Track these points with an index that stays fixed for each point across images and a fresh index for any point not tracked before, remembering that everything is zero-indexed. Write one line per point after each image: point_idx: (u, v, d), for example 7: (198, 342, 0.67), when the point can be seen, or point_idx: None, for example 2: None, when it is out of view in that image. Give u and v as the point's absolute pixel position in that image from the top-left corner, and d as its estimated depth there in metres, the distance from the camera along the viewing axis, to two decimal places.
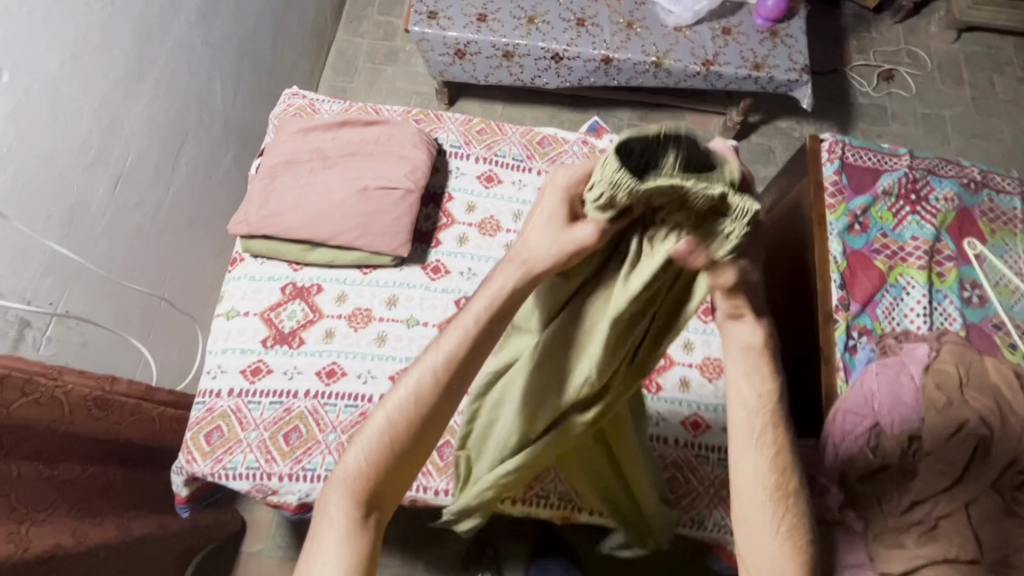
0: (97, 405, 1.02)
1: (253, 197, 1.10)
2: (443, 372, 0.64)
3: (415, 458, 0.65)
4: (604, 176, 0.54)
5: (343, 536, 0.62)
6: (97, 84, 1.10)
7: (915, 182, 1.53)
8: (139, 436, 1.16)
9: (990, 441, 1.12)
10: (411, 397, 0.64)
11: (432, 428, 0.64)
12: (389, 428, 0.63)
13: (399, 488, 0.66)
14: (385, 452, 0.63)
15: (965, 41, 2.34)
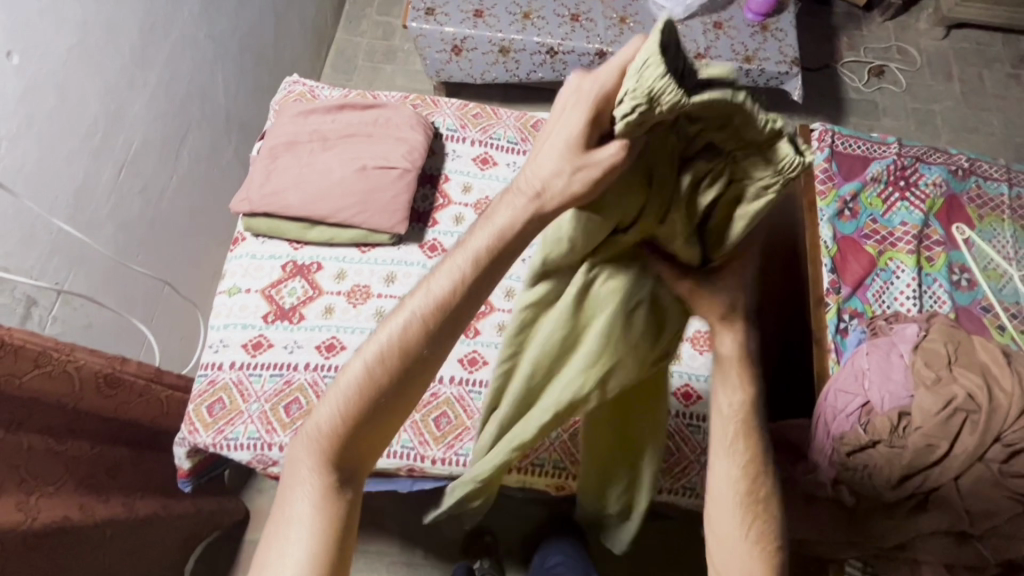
0: (108, 382, 1.01)
1: (254, 176, 1.14)
2: (426, 322, 0.61)
3: (388, 417, 0.65)
4: (645, 81, 0.49)
5: (312, 495, 0.65)
6: (103, 72, 1.13)
7: (904, 169, 1.56)
8: (146, 417, 1.14)
9: (977, 415, 1.14)
10: (390, 351, 0.61)
11: (409, 385, 0.63)
12: (361, 385, 0.62)
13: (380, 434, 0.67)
14: (356, 412, 0.63)
15: (953, 37, 2.38)
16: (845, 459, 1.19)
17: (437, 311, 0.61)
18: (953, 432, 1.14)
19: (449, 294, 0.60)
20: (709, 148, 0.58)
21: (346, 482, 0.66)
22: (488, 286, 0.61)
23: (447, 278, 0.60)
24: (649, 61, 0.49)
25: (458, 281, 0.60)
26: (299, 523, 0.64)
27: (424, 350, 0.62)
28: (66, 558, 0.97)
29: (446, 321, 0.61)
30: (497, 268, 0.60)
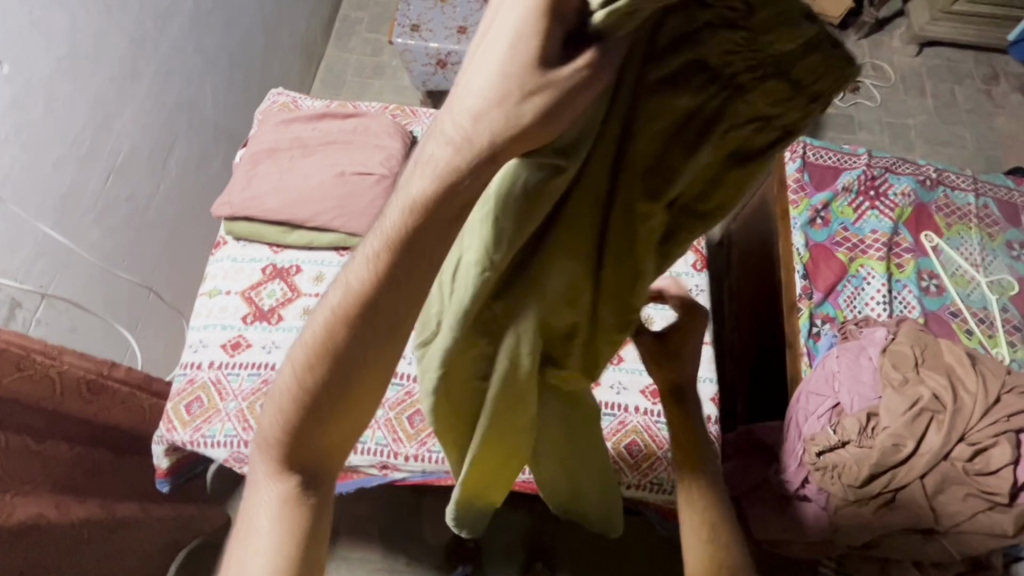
0: (90, 387, 1.02)
1: (235, 181, 1.18)
2: (352, 312, 0.45)
3: (341, 421, 0.51)
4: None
5: (271, 502, 0.54)
6: (92, 82, 1.17)
7: (874, 179, 1.60)
8: (129, 423, 1.14)
9: (943, 414, 1.18)
10: (318, 345, 0.47)
11: (351, 386, 0.48)
12: (294, 385, 0.49)
13: (334, 449, 0.54)
14: (295, 416, 0.50)
15: (926, 55, 2.45)
16: (815, 459, 1.20)
17: (358, 301, 0.44)
18: (920, 431, 1.16)
19: (379, 273, 0.43)
20: (694, 64, 0.42)
21: (308, 487, 0.55)
22: (431, 264, 0.43)
23: (375, 251, 0.43)
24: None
25: (372, 271, 0.43)
26: (261, 531, 0.55)
27: (354, 345, 0.46)
28: (41, 557, 0.98)
29: (379, 312, 0.45)
30: (434, 240, 0.41)
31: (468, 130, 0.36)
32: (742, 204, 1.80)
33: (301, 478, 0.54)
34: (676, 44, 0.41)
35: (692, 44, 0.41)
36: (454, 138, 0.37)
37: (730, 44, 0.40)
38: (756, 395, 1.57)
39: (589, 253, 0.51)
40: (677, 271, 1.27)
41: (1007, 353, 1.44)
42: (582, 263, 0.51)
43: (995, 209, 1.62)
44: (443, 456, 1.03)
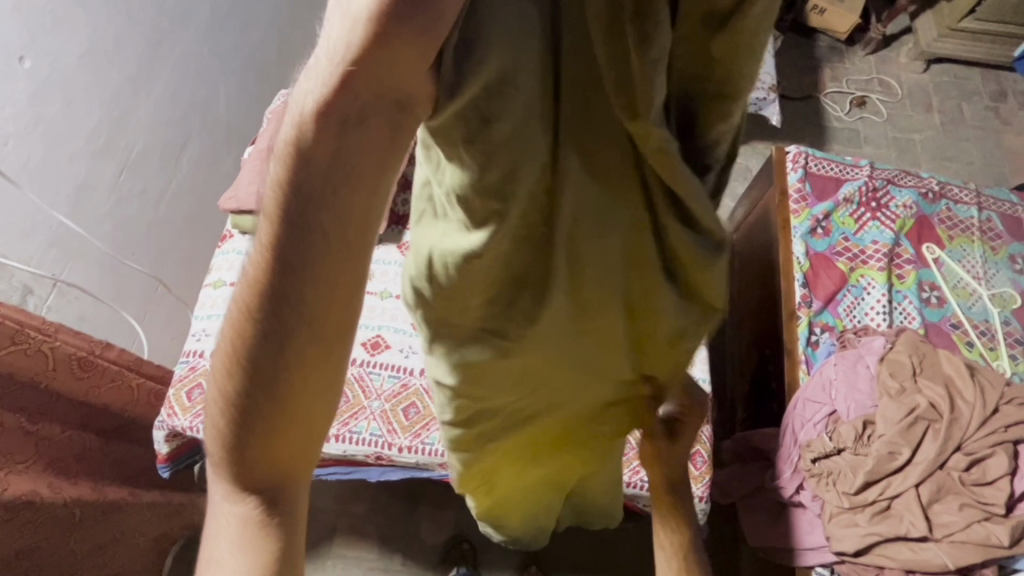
0: (81, 365, 1.05)
1: (243, 176, 1.21)
2: (259, 298, 0.37)
3: (283, 429, 0.43)
4: None
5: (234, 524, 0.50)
6: (110, 79, 1.20)
7: (875, 190, 1.61)
8: (117, 404, 1.17)
9: (939, 423, 1.18)
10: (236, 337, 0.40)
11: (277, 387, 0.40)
12: (220, 386, 0.42)
13: (282, 457, 0.46)
14: (226, 425, 0.43)
15: (933, 71, 2.47)
16: (810, 466, 1.22)
17: (256, 291, 0.37)
18: (915, 438, 1.17)
19: (271, 255, 0.35)
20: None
21: (270, 509, 0.49)
22: (327, 226, 0.33)
23: (264, 226, 0.35)
24: None
25: (265, 246, 0.35)
26: (226, 559, 0.51)
27: (261, 333, 0.38)
28: (36, 536, 1.00)
29: (288, 302, 0.36)
30: (325, 200, 0.32)
31: (344, 40, 0.27)
32: (745, 213, 1.81)
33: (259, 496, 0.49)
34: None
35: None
36: (319, 61, 0.29)
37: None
38: (756, 403, 1.56)
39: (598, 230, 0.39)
40: None
41: (1009, 367, 1.43)
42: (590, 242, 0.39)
43: (998, 223, 1.62)
44: (436, 448, 1.05)
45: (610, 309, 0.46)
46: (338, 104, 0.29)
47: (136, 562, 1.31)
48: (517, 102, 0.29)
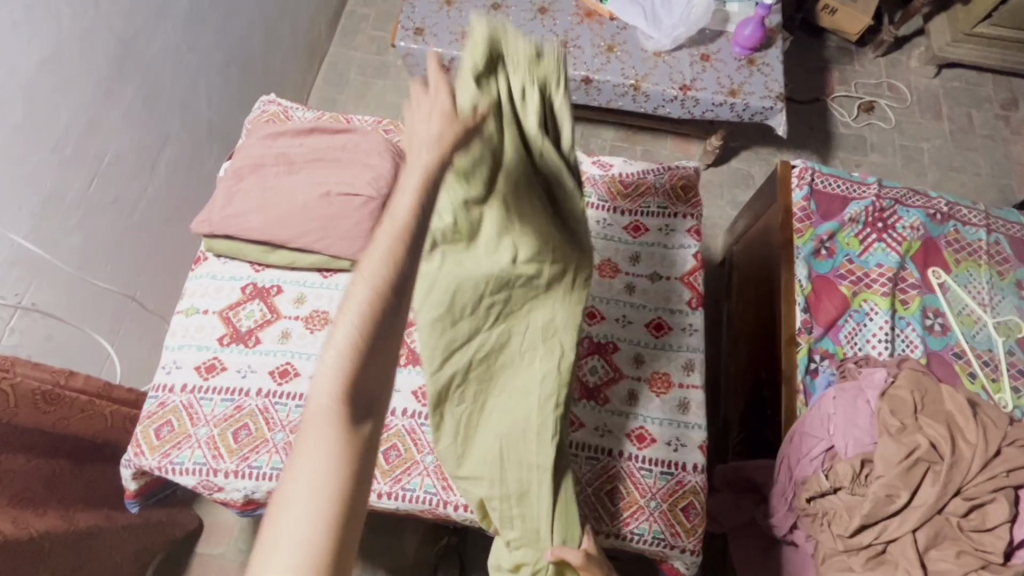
0: (46, 398, 1.01)
1: (217, 197, 1.11)
2: (404, 243, 0.57)
3: (392, 347, 0.58)
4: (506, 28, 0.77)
5: (319, 456, 0.53)
6: (77, 83, 1.12)
7: (882, 211, 1.55)
8: (87, 431, 1.13)
9: (939, 465, 1.14)
10: (380, 263, 0.56)
11: (398, 309, 0.57)
12: (350, 312, 0.54)
13: (374, 390, 0.57)
14: (354, 341, 0.55)
15: (944, 76, 2.39)
16: (805, 505, 1.20)
17: (401, 244, 0.56)
18: (915, 481, 1.13)
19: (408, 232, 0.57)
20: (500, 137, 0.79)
21: (359, 454, 0.54)
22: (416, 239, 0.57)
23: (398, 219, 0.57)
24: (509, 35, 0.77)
25: (403, 228, 0.57)
26: (305, 508, 0.51)
27: (410, 266, 0.57)
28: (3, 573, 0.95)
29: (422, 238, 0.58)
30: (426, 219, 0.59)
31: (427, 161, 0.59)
32: (745, 227, 1.75)
33: (360, 414, 0.55)
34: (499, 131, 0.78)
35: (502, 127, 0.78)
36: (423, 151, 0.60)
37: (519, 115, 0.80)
38: (748, 428, 1.53)
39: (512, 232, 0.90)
40: (667, 308, 1.12)
41: (1010, 400, 1.40)
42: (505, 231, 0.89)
43: (1007, 247, 1.57)
44: (418, 494, 0.99)
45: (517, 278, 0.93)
46: (428, 177, 0.59)
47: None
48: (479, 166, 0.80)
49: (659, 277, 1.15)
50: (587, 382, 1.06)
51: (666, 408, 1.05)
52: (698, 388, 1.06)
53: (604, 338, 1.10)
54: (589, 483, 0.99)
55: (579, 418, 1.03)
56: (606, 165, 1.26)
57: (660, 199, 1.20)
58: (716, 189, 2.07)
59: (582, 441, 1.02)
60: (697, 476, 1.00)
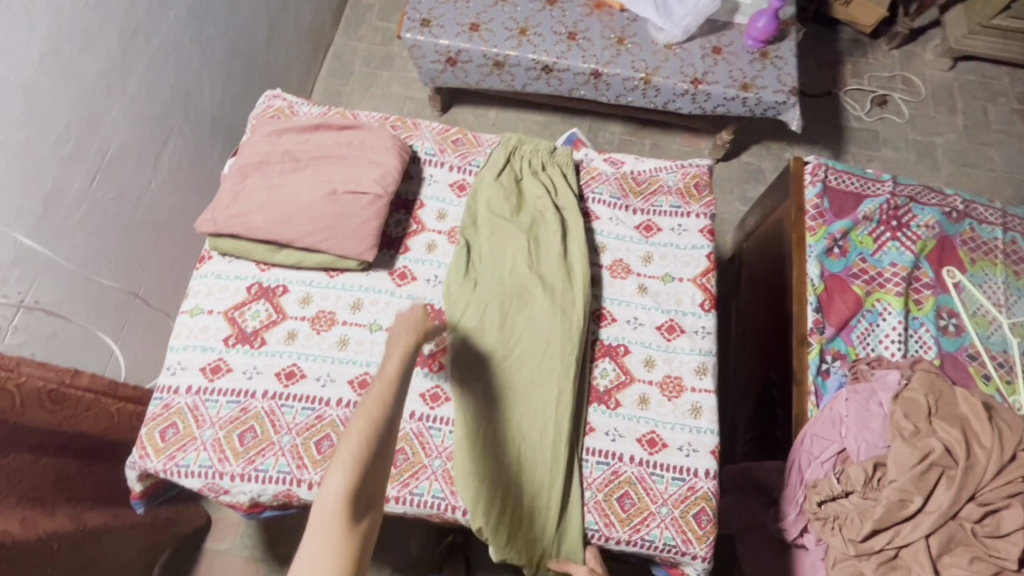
0: (51, 397, 1.00)
1: (221, 194, 1.09)
2: (394, 381, 0.78)
3: (385, 456, 0.72)
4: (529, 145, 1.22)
5: (325, 542, 0.61)
6: (78, 77, 1.10)
7: (897, 208, 1.52)
8: (93, 430, 1.12)
9: (953, 469, 1.12)
10: (374, 402, 0.74)
11: (390, 429, 0.74)
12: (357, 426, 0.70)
13: (373, 491, 0.69)
14: (357, 452, 0.69)
15: (958, 69, 2.35)
16: (816, 509, 1.18)
17: (392, 382, 0.77)
18: (928, 486, 1.11)
19: (395, 378, 0.78)
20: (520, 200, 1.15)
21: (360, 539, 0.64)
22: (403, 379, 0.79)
23: (389, 369, 0.79)
24: (530, 146, 1.21)
25: (395, 367, 0.79)
26: None
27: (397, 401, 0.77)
28: None
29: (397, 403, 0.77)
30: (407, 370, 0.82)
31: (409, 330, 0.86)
32: (756, 224, 1.73)
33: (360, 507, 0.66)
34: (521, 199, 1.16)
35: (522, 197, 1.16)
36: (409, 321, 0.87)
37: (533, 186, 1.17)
38: (758, 428, 1.52)
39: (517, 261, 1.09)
40: (679, 310, 1.11)
41: None
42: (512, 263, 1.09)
43: None
44: (426, 499, 0.98)
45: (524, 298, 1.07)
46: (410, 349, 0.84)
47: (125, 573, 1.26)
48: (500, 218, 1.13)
49: (672, 278, 1.13)
50: (596, 386, 1.05)
51: (677, 413, 1.03)
52: (711, 393, 1.05)
53: (614, 341, 1.08)
54: (599, 489, 0.98)
55: (589, 423, 1.02)
56: (618, 163, 1.24)
57: (672, 198, 1.19)
58: (726, 185, 2.04)
59: (594, 447, 1.00)
60: (708, 481, 0.99)
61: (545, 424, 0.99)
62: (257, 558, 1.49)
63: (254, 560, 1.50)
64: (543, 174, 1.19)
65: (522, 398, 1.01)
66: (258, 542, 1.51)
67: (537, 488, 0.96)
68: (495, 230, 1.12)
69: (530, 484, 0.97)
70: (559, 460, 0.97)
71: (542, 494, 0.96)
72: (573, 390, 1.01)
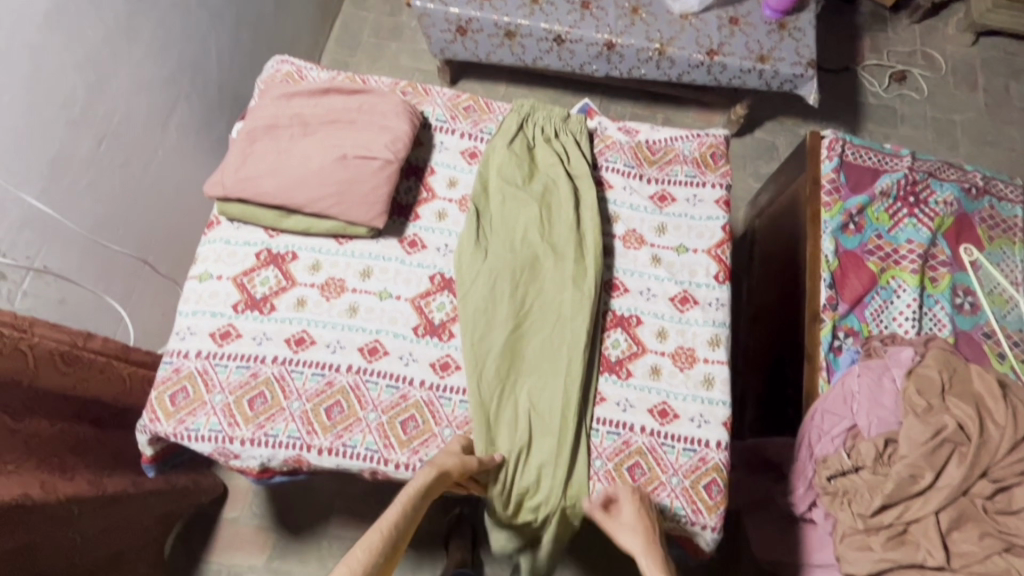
0: (64, 359, 1.00)
1: (230, 159, 1.07)
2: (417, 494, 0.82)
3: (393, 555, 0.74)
4: (545, 112, 1.19)
5: None
6: (84, 38, 1.08)
7: (915, 184, 1.49)
8: (107, 395, 1.12)
9: (966, 446, 1.11)
10: (396, 510, 0.78)
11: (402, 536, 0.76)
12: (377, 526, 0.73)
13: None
14: (371, 546, 0.71)
15: (981, 45, 2.29)
16: (826, 483, 1.18)
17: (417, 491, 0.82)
18: (940, 462, 1.11)
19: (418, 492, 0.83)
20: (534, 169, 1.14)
21: None
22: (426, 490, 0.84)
23: (413, 484, 0.83)
24: (546, 114, 1.19)
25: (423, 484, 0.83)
26: None
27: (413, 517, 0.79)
28: (35, 536, 0.95)
29: (403, 534, 0.77)
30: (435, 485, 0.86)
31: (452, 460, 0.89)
32: (769, 200, 1.70)
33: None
34: (535, 167, 1.14)
35: (536, 164, 1.15)
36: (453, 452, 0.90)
37: (547, 155, 1.15)
38: (768, 405, 1.51)
39: (529, 231, 1.08)
40: (693, 282, 1.09)
41: None
42: (523, 233, 1.08)
43: None
44: None
45: (535, 269, 1.06)
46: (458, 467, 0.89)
47: (140, 539, 1.28)
48: (513, 186, 1.11)
49: (686, 249, 1.12)
50: (607, 356, 1.04)
51: (688, 384, 1.03)
52: (723, 364, 1.04)
53: (627, 311, 1.07)
54: (608, 459, 0.98)
55: (599, 392, 1.01)
56: (631, 132, 1.22)
57: (687, 167, 1.17)
58: (740, 161, 2.01)
59: (604, 416, 1.00)
60: (719, 453, 0.99)
61: (554, 395, 0.99)
62: (267, 527, 1.51)
63: (263, 530, 1.51)
64: (557, 142, 1.17)
65: (533, 368, 1.01)
66: (268, 512, 1.53)
67: (543, 460, 0.96)
68: (507, 198, 1.10)
69: (536, 456, 0.97)
70: (565, 433, 0.96)
71: (548, 466, 0.96)
72: (583, 360, 1.00)
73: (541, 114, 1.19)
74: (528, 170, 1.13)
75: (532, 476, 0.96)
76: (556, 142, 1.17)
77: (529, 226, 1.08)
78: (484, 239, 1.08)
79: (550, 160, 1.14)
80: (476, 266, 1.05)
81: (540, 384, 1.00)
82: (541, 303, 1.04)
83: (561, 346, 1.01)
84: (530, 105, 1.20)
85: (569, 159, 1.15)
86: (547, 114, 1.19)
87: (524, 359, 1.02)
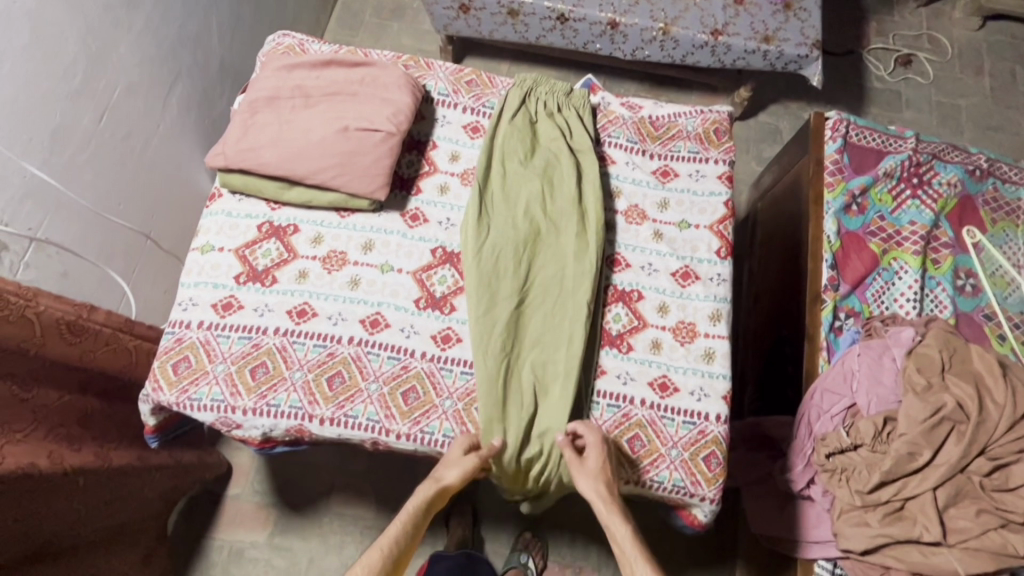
0: (70, 329, 1.00)
1: (231, 130, 1.07)
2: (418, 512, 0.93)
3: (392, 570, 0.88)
4: (546, 86, 1.19)
5: None
6: (86, 8, 1.08)
7: (918, 165, 1.48)
8: (112, 366, 1.13)
9: (965, 424, 1.12)
10: (397, 528, 0.90)
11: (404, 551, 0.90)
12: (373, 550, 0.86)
13: None
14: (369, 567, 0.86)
15: (988, 29, 2.26)
16: (823, 460, 1.18)
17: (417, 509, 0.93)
18: (938, 440, 1.11)
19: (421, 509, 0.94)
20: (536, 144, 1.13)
21: None
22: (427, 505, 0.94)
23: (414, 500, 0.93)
24: (548, 88, 1.18)
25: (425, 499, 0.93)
26: None
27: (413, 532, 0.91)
28: (40, 505, 0.96)
29: (403, 550, 0.90)
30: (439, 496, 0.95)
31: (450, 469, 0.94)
32: (772, 182, 1.70)
33: None
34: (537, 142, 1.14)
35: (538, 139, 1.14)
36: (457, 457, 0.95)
37: (549, 129, 1.14)
38: (768, 386, 1.52)
39: (532, 205, 1.07)
40: (695, 257, 1.09)
41: None
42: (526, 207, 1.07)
43: None
44: (437, 438, 0.99)
45: (537, 243, 1.06)
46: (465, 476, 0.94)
47: (145, 512, 1.29)
48: (515, 160, 1.11)
49: (688, 225, 1.11)
50: (608, 330, 1.04)
51: (688, 358, 1.03)
52: (723, 339, 1.04)
53: (628, 286, 1.07)
54: (608, 431, 0.98)
55: (599, 365, 1.02)
56: (634, 107, 1.21)
57: (690, 143, 1.17)
58: (743, 144, 2.00)
59: (605, 389, 1.00)
60: (719, 426, 0.99)
61: (556, 367, 0.99)
62: (269, 504, 1.52)
63: (265, 507, 1.53)
64: (559, 117, 1.16)
65: (536, 341, 1.01)
66: (270, 490, 1.54)
67: (545, 431, 0.97)
68: (509, 173, 1.10)
69: (538, 428, 0.98)
70: (568, 404, 0.97)
71: (550, 437, 0.97)
72: (584, 333, 1.00)
73: (543, 89, 1.18)
74: (530, 144, 1.12)
75: (534, 447, 0.98)
76: (558, 117, 1.16)
77: (532, 200, 1.08)
78: (487, 212, 1.07)
79: (552, 134, 1.14)
80: (479, 238, 1.05)
81: (542, 356, 1.00)
82: (544, 276, 1.04)
83: (563, 319, 1.02)
84: (532, 79, 1.18)
85: (571, 133, 1.15)
86: (548, 88, 1.18)
87: (527, 332, 1.02)
